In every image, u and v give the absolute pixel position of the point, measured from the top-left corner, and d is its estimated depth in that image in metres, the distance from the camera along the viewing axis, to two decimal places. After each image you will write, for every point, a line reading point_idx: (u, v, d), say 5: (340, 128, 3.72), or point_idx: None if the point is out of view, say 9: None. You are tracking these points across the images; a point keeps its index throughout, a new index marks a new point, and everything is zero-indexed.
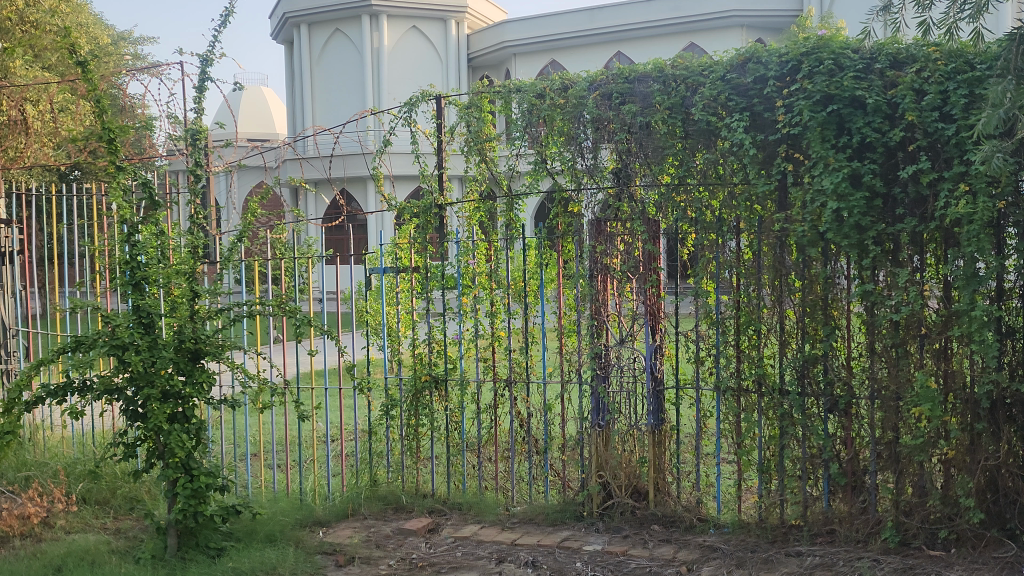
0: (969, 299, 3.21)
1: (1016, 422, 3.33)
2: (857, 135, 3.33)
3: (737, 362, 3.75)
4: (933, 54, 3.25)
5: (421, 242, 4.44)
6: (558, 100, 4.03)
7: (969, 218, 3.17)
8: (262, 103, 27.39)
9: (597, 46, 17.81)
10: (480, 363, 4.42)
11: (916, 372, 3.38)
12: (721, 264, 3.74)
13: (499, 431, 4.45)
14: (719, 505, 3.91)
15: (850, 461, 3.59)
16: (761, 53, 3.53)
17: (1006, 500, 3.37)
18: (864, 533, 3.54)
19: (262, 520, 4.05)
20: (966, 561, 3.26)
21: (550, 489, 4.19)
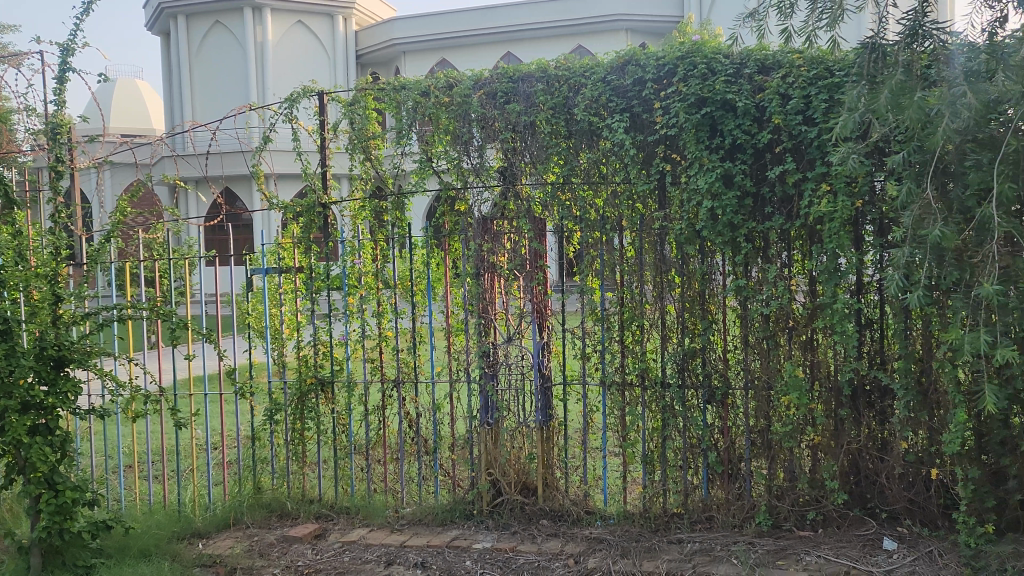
0: (832, 292, 3.41)
1: (875, 408, 3.55)
2: (729, 137, 3.48)
3: (622, 357, 3.83)
4: (797, 61, 3.41)
5: (305, 242, 4.34)
6: (443, 99, 4.00)
7: (831, 216, 3.37)
8: (133, 96, 26.13)
9: (486, 46, 17.84)
10: (367, 364, 4.32)
11: (786, 362, 3.56)
12: (604, 261, 3.81)
13: (388, 433, 4.36)
14: (605, 498, 3.97)
15: (727, 449, 3.74)
16: (639, 56, 3.62)
17: (867, 481, 3.60)
18: (740, 517, 3.70)
19: (135, 535, 3.85)
20: (833, 540, 3.48)
21: (439, 490, 4.16)
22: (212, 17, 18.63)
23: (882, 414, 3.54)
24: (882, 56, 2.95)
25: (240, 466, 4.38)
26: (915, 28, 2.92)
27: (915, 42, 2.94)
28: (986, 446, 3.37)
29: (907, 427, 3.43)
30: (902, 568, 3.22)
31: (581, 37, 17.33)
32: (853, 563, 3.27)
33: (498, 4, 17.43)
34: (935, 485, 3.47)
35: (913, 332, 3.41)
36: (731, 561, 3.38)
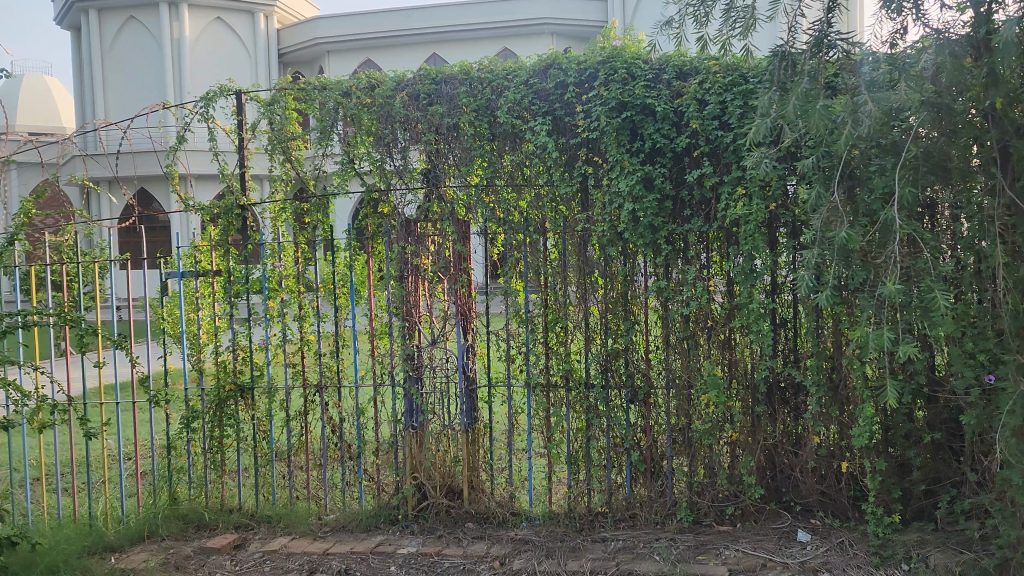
0: (748, 293, 3.52)
1: (789, 404, 3.66)
2: (648, 141, 3.55)
3: (546, 358, 3.85)
4: (712, 68, 3.50)
5: (224, 245, 4.23)
6: (365, 100, 3.95)
7: (746, 219, 3.48)
8: (40, 92, 25.03)
9: (413, 47, 17.70)
10: (288, 369, 4.21)
11: (704, 360, 3.65)
12: (529, 264, 3.84)
13: (311, 439, 4.28)
14: (531, 499, 3.97)
15: (650, 448, 3.79)
16: (560, 60, 3.67)
17: (783, 475, 3.71)
18: (662, 514, 3.77)
19: (41, 551, 3.68)
20: (750, 534, 3.58)
21: (363, 496, 4.09)
22: (127, 12, 18.04)
23: (796, 410, 3.66)
24: (791, 64, 3.06)
25: (155, 476, 4.23)
26: (821, 38, 2.95)
27: (821, 52, 2.97)
28: (893, 440, 3.54)
29: (819, 422, 3.54)
30: (816, 559, 3.33)
31: (508, 41, 17.37)
32: (769, 556, 3.37)
33: (425, 6, 17.34)
34: (846, 478, 3.60)
35: (824, 331, 3.52)
36: (652, 558, 3.45)
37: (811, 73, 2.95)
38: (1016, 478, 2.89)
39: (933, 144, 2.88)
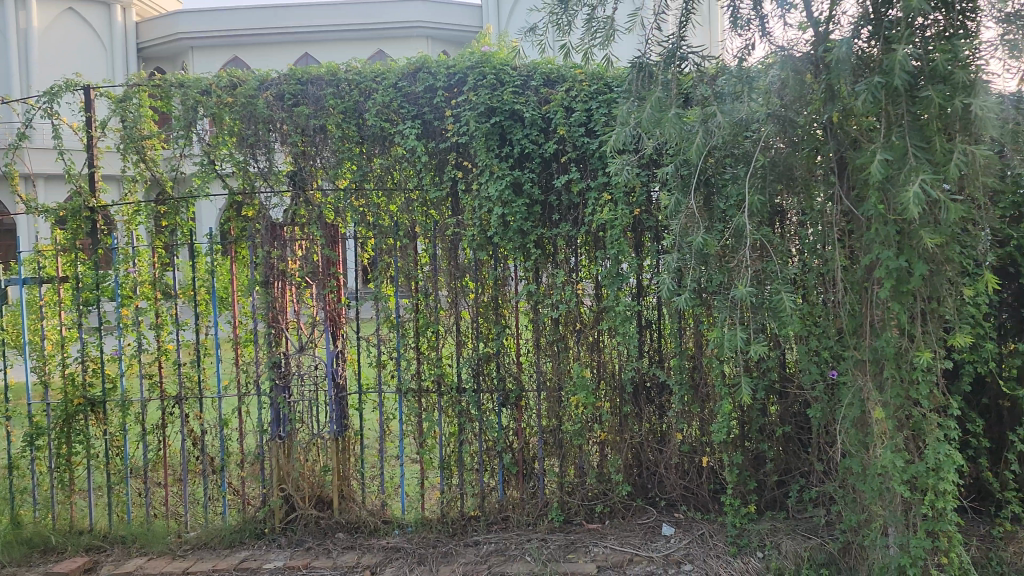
0: (615, 295, 3.97)
1: (654, 403, 4.20)
2: (517, 145, 3.94)
3: (418, 363, 4.21)
4: (580, 76, 3.90)
5: (163, 252, 4.27)
6: (225, 99, 4.09)
7: (612, 223, 3.89)
8: None
9: (286, 45, 16.51)
10: (146, 381, 4.28)
11: (573, 363, 4.11)
12: (400, 269, 4.17)
13: (170, 453, 4.37)
14: (403, 506, 4.32)
15: (521, 450, 4.24)
16: (429, 65, 3.99)
17: (648, 473, 4.25)
18: (534, 515, 4.23)
19: None
20: (617, 531, 4.12)
21: (227, 511, 4.29)
22: None
23: (659, 408, 4.20)
24: (649, 75, 3.25)
25: (93, 481, 4.28)
26: (674, 51, 3.21)
27: (674, 63, 3.23)
28: (749, 434, 4.12)
29: (682, 419, 4.10)
30: (678, 551, 3.90)
31: (382, 43, 16.50)
32: (636, 551, 3.92)
33: (291, 5, 16.29)
34: (706, 472, 4.17)
35: (686, 331, 4.04)
36: (523, 559, 3.92)
37: (665, 83, 3.19)
38: (855, 465, 3.34)
39: (779, 156, 3.32)
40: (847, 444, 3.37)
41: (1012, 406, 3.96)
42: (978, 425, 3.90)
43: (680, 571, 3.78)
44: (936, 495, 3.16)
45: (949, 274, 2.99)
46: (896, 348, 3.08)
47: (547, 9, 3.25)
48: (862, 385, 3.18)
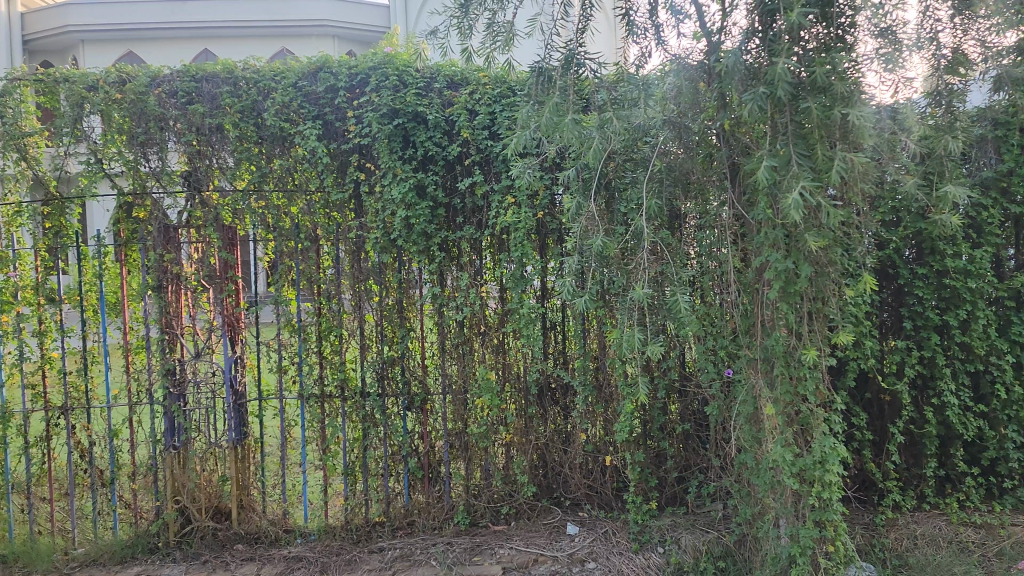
0: (519, 297, 4.01)
1: (559, 403, 4.26)
2: (421, 148, 3.94)
3: (320, 368, 4.15)
4: (483, 79, 3.95)
5: (48, 257, 4.09)
6: (115, 95, 3.92)
7: (515, 226, 3.95)
8: None
9: (185, 42, 15.83)
10: (26, 391, 4.07)
11: (477, 365, 4.14)
12: (301, 272, 4.11)
13: (55, 466, 4.18)
14: (304, 514, 4.26)
15: (427, 454, 4.25)
16: (330, 65, 3.94)
17: (553, 473, 4.31)
18: (439, 519, 4.24)
19: None
20: (523, 532, 4.16)
21: (117, 524, 4.13)
22: None
23: (565, 409, 4.25)
24: (546, 81, 3.31)
25: None
26: (571, 56, 3.28)
27: (571, 69, 3.29)
28: (651, 433, 4.23)
29: (586, 420, 4.16)
30: (581, 549, 3.97)
31: (287, 41, 16.18)
32: (540, 551, 3.97)
33: None
34: (609, 471, 4.26)
35: (589, 333, 4.15)
36: (429, 564, 3.92)
37: (562, 88, 3.24)
38: (750, 460, 3.48)
39: (675, 160, 3.46)
40: (743, 440, 3.51)
41: (892, 400, 4.20)
42: (862, 418, 4.13)
43: (584, 569, 3.86)
44: (824, 488, 3.31)
45: (833, 275, 3.13)
46: (785, 346, 3.22)
47: (448, 12, 3.25)
48: (755, 382, 3.32)
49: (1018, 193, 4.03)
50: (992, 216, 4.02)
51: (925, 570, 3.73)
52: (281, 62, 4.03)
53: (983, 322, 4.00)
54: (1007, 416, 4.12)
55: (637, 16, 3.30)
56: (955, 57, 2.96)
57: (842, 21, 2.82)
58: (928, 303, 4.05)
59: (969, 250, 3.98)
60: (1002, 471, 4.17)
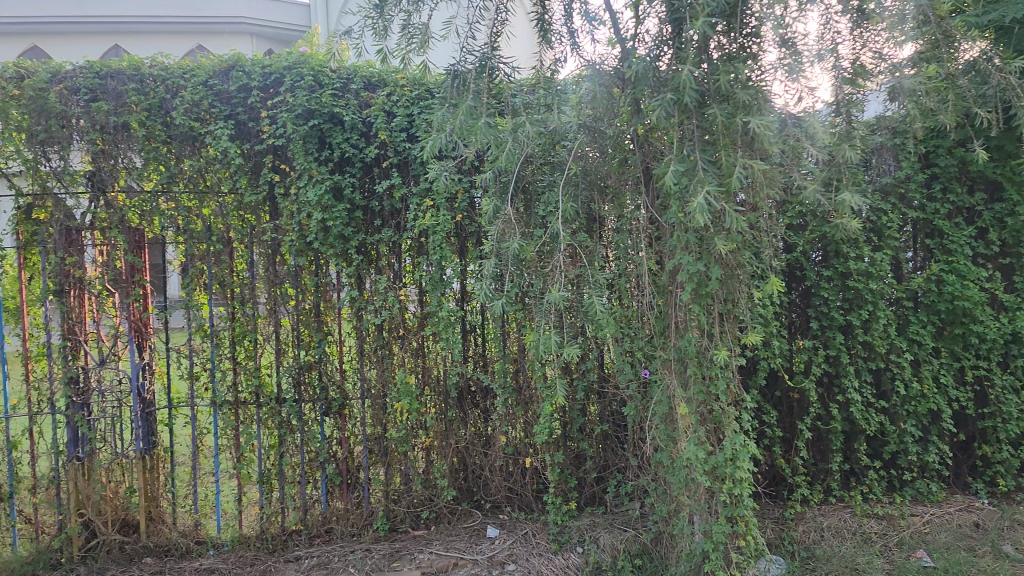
0: (438, 301, 4.02)
1: (479, 406, 4.27)
2: (337, 150, 3.87)
3: (234, 374, 4.03)
4: (400, 82, 3.93)
5: None
6: (12, 90, 3.70)
7: (434, 229, 3.94)
8: None
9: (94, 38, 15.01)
10: None
11: (397, 368, 4.10)
12: (213, 275, 3.99)
13: None
14: (218, 525, 4.10)
15: (345, 460, 4.18)
16: (243, 63, 3.84)
17: (474, 476, 4.31)
18: (359, 525, 4.19)
19: None
20: (443, 536, 4.14)
21: (16, 541, 3.93)
22: None
23: (485, 412, 4.27)
24: (462, 84, 3.28)
25: None
26: (486, 60, 3.26)
27: (486, 72, 3.26)
28: (570, 433, 4.27)
29: (505, 422, 4.19)
30: (501, 551, 3.98)
31: (203, 37, 14.96)
32: (460, 554, 3.96)
33: None
34: (530, 472, 4.29)
35: (508, 336, 4.15)
36: (347, 571, 3.86)
37: (477, 90, 3.22)
38: (665, 459, 3.54)
39: (591, 164, 3.51)
40: (658, 439, 3.57)
41: (801, 397, 4.32)
42: (772, 416, 4.25)
43: (504, 571, 3.87)
44: (735, 484, 3.38)
45: (742, 278, 3.23)
46: (698, 347, 3.29)
47: (363, 13, 3.21)
48: (669, 383, 3.39)
49: (914, 198, 4.28)
50: (891, 220, 4.22)
51: (830, 560, 3.84)
52: (190, 59, 3.90)
53: (883, 321, 4.19)
54: (906, 411, 4.31)
55: (553, 19, 3.31)
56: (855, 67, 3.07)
57: (747, 32, 2.92)
58: (834, 304, 4.20)
59: (870, 253, 4.16)
60: (902, 463, 4.37)
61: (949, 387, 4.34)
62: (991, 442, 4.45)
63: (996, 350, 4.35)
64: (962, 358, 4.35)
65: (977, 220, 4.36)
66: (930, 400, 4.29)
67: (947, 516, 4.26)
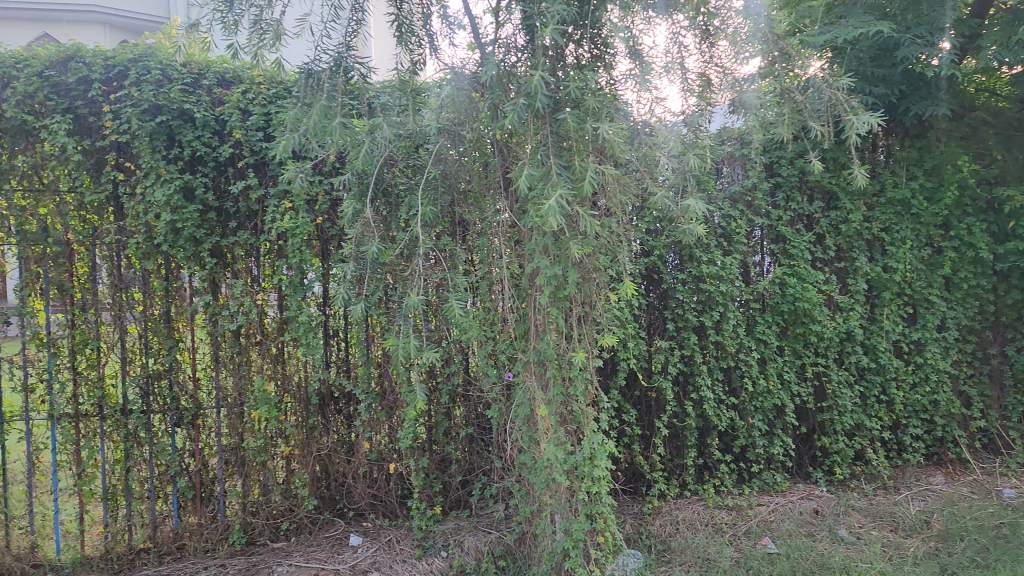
0: (298, 305, 3.89)
1: (342, 412, 4.15)
2: (188, 148, 3.65)
3: (74, 386, 3.76)
4: (256, 78, 3.76)
5: None
6: None
7: (293, 232, 3.80)
8: None
9: None
10: None
11: (254, 376, 3.93)
12: (50, 279, 3.72)
13: None
14: (57, 546, 3.83)
15: (199, 473, 3.98)
16: (84, 54, 3.56)
17: (336, 484, 4.19)
18: (213, 540, 3.97)
19: None
20: (302, 547, 3.98)
21: None
22: None
23: (348, 418, 4.17)
24: (316, 82, 3.11)
25: None
26: (340, 60, 3.13)
27: (341, 73, 3.14)
28: (434, 437, 4.22)
29: (369, 428, 4.11)
30: (364, 560, 3.87)
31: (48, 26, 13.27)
32: (322, 565, 3.81)
33: None
34: (394, 478, 4.21)
35: (372, 341, 4.05)
36: None
37: (330, 90, 3.07)
38: (528, 460, 3.52)
39: (449, 167, 3.44)
40: (521, 441, 3.55)
41: (658, 396, 4.45)
42: (631, 415, 4.35)
43: None
44: (593, 482, 3.46)
45: (598, 282, 3.32)
46: (556, 350, 3.34)
47: (209, 5, 2.97)
48: (529, 385, 3.36)
49: (761, 207, 4.50)
50: (740, 226, 4.42)
51: (684, 552, 4.00)
52: (25, 48, 3.59)
53: (732, 321, 4.39)
54: (753, 407, 4.53)
55: (414, 21, 3.22)
56: (706, 81, 3.18)
57: (600, 40, 2.98)
58: (687, 306, 4.37)
59: (721, 257, 4.36)
60: (749, 456, 4.57)
61: (791, 383, 4.57)
62: (829, 433, 4.69)
63: (833, 347, 4.61)
64: (804, 356, 4.59)
65: (816, 226, 4.66)
66: (775, 396, 4.52)
67: (790, 505, 4.44)
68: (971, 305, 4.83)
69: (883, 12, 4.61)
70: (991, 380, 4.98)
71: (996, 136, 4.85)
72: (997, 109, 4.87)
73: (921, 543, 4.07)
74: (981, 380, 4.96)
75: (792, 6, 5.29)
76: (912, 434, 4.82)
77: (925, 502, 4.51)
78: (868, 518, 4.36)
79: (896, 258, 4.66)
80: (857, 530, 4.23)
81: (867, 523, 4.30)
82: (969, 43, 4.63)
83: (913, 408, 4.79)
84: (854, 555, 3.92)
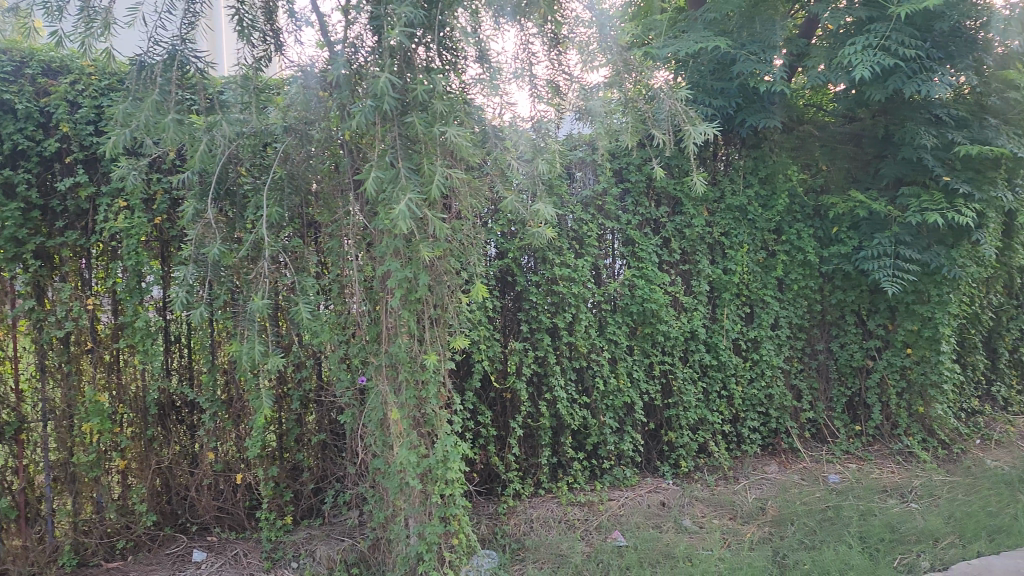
0: (133, 310, 3.67)
1: (185, 422, 3.95)
2: (8, 142, 3.38)
3: None
4: (86, 68, 3.49)
5: None
6: None
7: (127, 233, 3.59)
8: None
9: None
10: None
11: (85, 386, 3.67)
12: None
13: None
14: None
15: (23, 492, 3.65)
16: None
17: (178, 498, 3.97)
18: (40, 563, 3.64)
19: None
20: (140, 566, 3.75)
21: None
22: None
23: (190, 428, 3.96)
24: (148, 76, 2.92)
25: None
26: (175, 52, 2.95)
27: (175, 66, 2.96)
28: (285, 445, 4.09)
29: (214, 437, 3.93)
30: None
31: None
32: None
33: None
34: (241, 488, 4.04)
35: (217, 346, 3.89)
36: None
37: (163, 84, 2.90)
38: (380, 464, 3.43)
39: (296, 167, 3.31)
40: (373, 445, 3.45)
41: (512, 397, 4.49)
42: (487, 415, 4.35)
43: None
44: (446, 484, 3.44)
45: (449, 285, 3.32)
46: (408, 353, 3.28)
47: None
48: (381, 389, 3.29)
49: (611, 212, 4.64)
50: (591, 229, 4.54)
51: (537, 549, 4.01)
52: None
53: (584, 322, 4.51)
54: (604, 406, 4.66)
55: (256, 15, 3.11)
56: (554, 85, 3.18)
57: (448, 41, 2.94)
58: (541, 308, 4.43)
59: (573, 260, 4.46)
60: (601, 453, 4.69)
61: (640, 381, 4.74)
62: (675, 428, 4.88)
63: (678, 346, 4.83)
64: (651, 355, 4.77)
65: (662, 230, 4.86)
66: (624, 394, 4.67)
67: (639, 498, 4.58)
68: (800, 305, 5.18)
69: (721, 29, 4.94)
70: (819, 374, 5.35)
71: (821, 148, 5.20)
72: (822, 123, 5.23)
73: (756, 529, 4.29)
74: (810, 374, 5.31)
75: (640, 19, 5.50)
76: (750, 426, 5.10)
77: (761, 489, 4.76)
78: (710, 507, 4.57)
79: (734, 260, 4.95)
80: (700, 520, 4.42)
81: (709, 513, 4.50)
82: (797, 60, 4.95)
83: (750, 402, 5.08)
84: (696, 544, 4.10)
